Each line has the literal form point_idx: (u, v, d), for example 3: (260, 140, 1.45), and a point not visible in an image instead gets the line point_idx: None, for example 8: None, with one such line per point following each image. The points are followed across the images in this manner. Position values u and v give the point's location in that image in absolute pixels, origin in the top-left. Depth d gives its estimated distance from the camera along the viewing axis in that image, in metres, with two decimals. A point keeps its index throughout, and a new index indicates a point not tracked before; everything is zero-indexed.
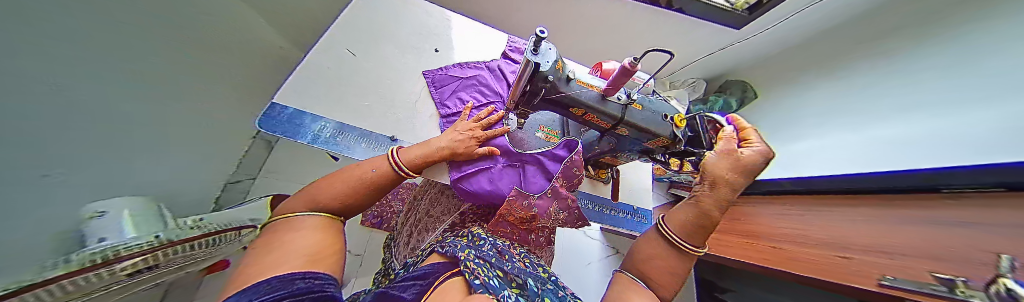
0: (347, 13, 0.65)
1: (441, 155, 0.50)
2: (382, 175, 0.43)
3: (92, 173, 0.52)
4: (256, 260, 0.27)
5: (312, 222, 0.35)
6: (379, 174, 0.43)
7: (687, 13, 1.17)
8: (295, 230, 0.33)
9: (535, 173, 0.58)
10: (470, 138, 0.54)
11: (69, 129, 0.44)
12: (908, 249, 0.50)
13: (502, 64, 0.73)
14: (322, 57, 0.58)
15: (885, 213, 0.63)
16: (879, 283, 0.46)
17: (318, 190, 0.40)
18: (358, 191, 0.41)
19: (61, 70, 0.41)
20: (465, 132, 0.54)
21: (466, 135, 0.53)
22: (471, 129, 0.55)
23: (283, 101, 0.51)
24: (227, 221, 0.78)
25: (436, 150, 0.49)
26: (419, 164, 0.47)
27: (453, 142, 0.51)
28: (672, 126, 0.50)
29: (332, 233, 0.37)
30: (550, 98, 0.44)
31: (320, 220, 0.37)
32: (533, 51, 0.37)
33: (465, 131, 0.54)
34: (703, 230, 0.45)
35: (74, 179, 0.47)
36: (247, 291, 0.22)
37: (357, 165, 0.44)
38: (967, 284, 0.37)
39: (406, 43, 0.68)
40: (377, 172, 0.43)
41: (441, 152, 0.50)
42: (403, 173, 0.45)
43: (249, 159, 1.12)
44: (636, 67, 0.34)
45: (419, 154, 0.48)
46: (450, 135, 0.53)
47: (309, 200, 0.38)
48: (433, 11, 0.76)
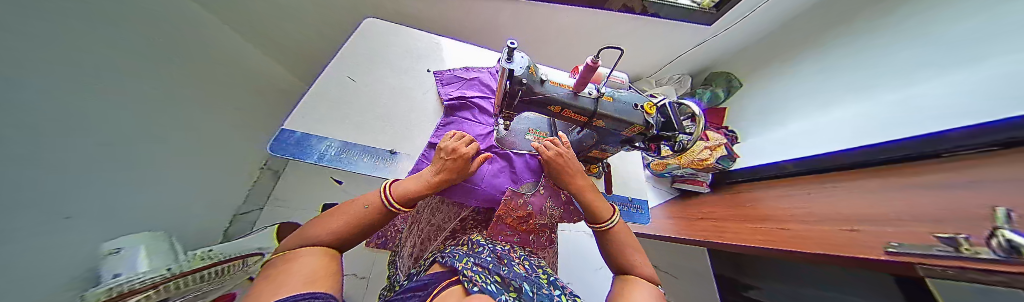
0: (347, 45, 0.72)
1: (431, 188, 0.50)
2: (374, 210, 0.45)
3: (99, 214, 0.53)
4: (262, 289, 0.28)
5: (310, 250, 0.36)
6: (370, 210, 0.45)
7: (660, 16, 1.24)
8: (294, 261, 0.33)
9: (501, 171, 0.61)
10: (457, 162, 0.53)
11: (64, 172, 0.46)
12: (914, 215, 0.48)
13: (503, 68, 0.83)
14: (325, 84, 0.63)
15: (886, 183, 0.62)
16: (888, 252, 0.44)
17: (308, 229, 0.40)
18: (351, 227, 0.42)
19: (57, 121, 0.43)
20: (451, 158, 0.53)
21: (453, 160, 0.52)
22: (456, 149, 0.52)
23: (293, 126, 0.55)
24: (230, 251, 0.79)
25: (425, 184, 0.49)
26: (411, 198, 0.48)
27: (439, 172, 0.51)
28: (643, 113, 0.52)
29: (329, 262, 0.37)
30: (527, 99, 0.47)
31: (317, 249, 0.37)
32: (507, 60, 0.41)
33: (446, 157, 0.51)
34: (589, 208, 0.53)
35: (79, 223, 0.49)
36: None
37: (342, 206, 0.45)
38: (969, 242, 0.36)
39: (402, 65, 0.74)
40: (369, 208, 0.45)
41: (431, 183, 0.50)
42: (395, 209, 0.46)
43: (256, 190, 1.15)
44: (597, 64, 0.38)
45: (410, 189, 0.48)
46: (435, 164, 0.52)
47: (300, 238, 0.38)
48: (424, 36, 0.84)
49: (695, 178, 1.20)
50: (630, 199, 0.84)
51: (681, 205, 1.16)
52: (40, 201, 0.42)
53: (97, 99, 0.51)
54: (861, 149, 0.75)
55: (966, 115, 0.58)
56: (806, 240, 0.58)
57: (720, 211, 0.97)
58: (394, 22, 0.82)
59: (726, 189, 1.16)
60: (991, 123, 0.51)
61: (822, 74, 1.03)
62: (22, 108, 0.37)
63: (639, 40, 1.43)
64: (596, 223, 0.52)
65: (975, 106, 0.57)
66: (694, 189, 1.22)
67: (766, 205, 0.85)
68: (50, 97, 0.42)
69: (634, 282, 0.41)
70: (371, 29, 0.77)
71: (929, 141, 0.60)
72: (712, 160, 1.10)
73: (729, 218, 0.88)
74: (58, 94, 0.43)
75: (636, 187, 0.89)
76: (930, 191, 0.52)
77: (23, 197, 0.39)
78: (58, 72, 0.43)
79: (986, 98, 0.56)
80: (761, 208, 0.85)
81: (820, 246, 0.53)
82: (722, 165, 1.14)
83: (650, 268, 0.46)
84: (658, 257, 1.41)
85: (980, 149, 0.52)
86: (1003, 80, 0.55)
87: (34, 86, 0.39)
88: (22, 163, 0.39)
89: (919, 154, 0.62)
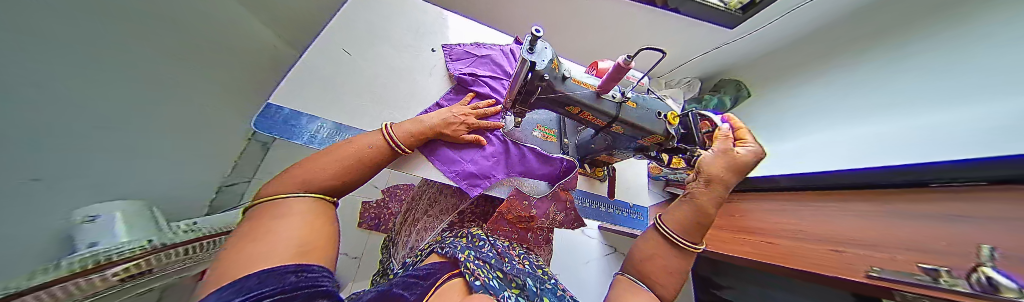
0: (343, 13, 0.65)
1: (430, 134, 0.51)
2: (376, 154, 0.43)
3: (80, 178, 0.50)
4: (242, 250, 0.25)
5: (298, 205, 0.33)
6: (372, 153, 0.43)
7: (680, 13, 1.19)
8: (281, 216, 0.31)
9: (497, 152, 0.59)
10: (460, 122, 0.55)
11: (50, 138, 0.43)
12: (895, 243, 0.51)
13: (515, 48, 0.80)
14: (317, 57, 0.58)
15: (874, 209, 0.64)
16: (868, 275, 0.47)
17: (302, 172, 0.37)
18: (350, 173, 0.40)
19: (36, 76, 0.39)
20: (458, 116, 0.55)
21: (458, 118, 0.54)
22: (465, 113, 0.56)
23: (278, 102, 0.51)
24: (219, 225, 0.76)
25: (426, 129, 0.50)
26: (409, 142, 0.48)
27: (443, 122, 0.52)
28: (665, 123, 0.50)
29: (322, 218, 0.35)
30: (546, 96, 0.45)
31: (311, 201, 0.35)
32: (528, 51, 0.38)
33: (458, 114, 0.55)
34: (696, 226, 0.45)
35: (60, 188, 0.46)
36: (234, 285, 0.20)
37: (341, 144, 0.42)
38: (950, 274, 0.39)
39: (403, 43, 0.68)
40: (372, 152, 0.43)
41: (429, 131, 0.51)
42: (397, 150, 0.46)
43: (243, 160, 1.10)
44: (630, 65, 0.35)
45: (409, 130, 0.48)
46: (442, 115, 0.54)
47: (292, 183, 0.35)
48: (428, 10, 0.77)
49: None
50: (628, 205, 0.84)
51: None
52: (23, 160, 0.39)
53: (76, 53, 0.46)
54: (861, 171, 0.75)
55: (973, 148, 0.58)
56: (791, 257, 0.60)
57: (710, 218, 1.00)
58: None
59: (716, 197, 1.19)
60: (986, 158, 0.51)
61: (832, 95, 1.03)
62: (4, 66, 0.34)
63: (654, 38, 1.38)
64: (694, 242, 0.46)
65: (981, 143, 0.57)
66: None
67: (757, 218, 0.87)
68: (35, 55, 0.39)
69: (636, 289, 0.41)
70: None
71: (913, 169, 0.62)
72: None
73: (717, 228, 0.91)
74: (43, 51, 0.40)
75: (634, 191, 0.89)
76: (914, 221, 0.54)
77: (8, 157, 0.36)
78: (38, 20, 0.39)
79: (992, 133, 0.56)
80: (751, 220, 0.88)
81: (809, 264, 0.55)
82: None
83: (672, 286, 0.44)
84: None
85: (973, 180, 0.51)
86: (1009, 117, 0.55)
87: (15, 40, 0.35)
88: (14, 124, 0.36)
89: (906, 180, 0.63)
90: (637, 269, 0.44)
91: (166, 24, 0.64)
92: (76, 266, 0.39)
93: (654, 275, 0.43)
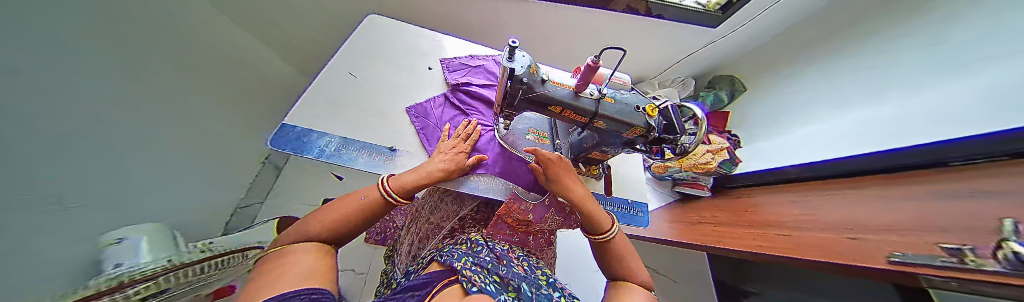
0: (349, 41, 0.72)
1: (433, 176, 0.52)
2: (374, 201, 0.45)
3: (113, 204, 0.55)
4: (257, 285, 0.27)
5: (307, 247, 0.35)
6: (370, 202, 0.45)
7: (664, 17, 1.22)
8: (291, 256, 0.33)
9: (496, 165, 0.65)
10: (457, 154, 0.57)
11: (53, 141, 0.42)
12: (914, 226, 0.48)
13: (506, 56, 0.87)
14: (328, 80, 0.63)
15: (890, 193, 0.61)
16: (889, 261, 0.44)
17: (306, 224, 0.39)
18: (352, 220, 0.42)
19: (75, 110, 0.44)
20: (449, 151, 0.58)
21: (452, 153, 0.57)
22: (454, 146, 0.59)
23: (293, 122, 0.55)
24: (234, 245, 0.81)
25: (428, 173, 0.51)
26: (410, 188, 0.48)
27: (443, 162, 0.54)
28: (645, 115, 0.52)
29: (327, 256, 0.36)
30: (527, 98, 0.47)
31: (315, 245, 0.37)
32: (508, 59, 0.41)
33: (450, 150, 0.57)
34: (588, 218, 0.52)
35: (93, 214, 0.50)
36: None
37: (343, 198, 0.45)
38: (975, 254, 0.36)
39: (403, 62, 0.74)
40: (368, 199, 0.45)
41: (434, 173, 0.52)
42: (395, 200, 0.46)
43: (257, 184, 1.16)
44: (597, 64, 0.37)
45: (410, 179, 0.49)
46: (438, 157, 0.56)
47: (297, 233, 0.38)
48: (425, 33, 0.84)
49: (696, 181, 1.19)
50: (628, 202, 0.81)
51: (681, 207, 1.15)
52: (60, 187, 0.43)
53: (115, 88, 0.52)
54: (871, 156, 0.74)
55: (966, 124, 0.58)
56: (806, 248, 0.57)
57: (721, 215, 0.97)
58: (394, 19, 0.82)
59: (726, 194, 1.16)
60: (1000, 132, 0.50)
61: (828, 80, 1.01)
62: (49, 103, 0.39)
63: (643, 42, 1.42)
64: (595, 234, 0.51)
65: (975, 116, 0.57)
66: (695, 193, 1.21)
67: (770, 211, 0.83)
68: (65, 86, 0.43)
69: (627, 286, 0.42)
70: (372, 26, 0.77)
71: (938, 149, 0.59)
72: (713, 164, 1.08)
73: (729, 224, 0.87)
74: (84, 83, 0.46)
75: (638, 190, 0.87)
76: (933, 202, 0.51)
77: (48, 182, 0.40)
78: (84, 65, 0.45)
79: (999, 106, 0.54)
80: (763, 214, 0.84)
81: (825, 255, 0.52)
82: (724, 170, 1.12)
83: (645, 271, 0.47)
84: (656, 261, 1.40)
85: (997, 157, 0.50)
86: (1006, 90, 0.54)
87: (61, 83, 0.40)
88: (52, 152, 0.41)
89: (921, 162, 0.62)
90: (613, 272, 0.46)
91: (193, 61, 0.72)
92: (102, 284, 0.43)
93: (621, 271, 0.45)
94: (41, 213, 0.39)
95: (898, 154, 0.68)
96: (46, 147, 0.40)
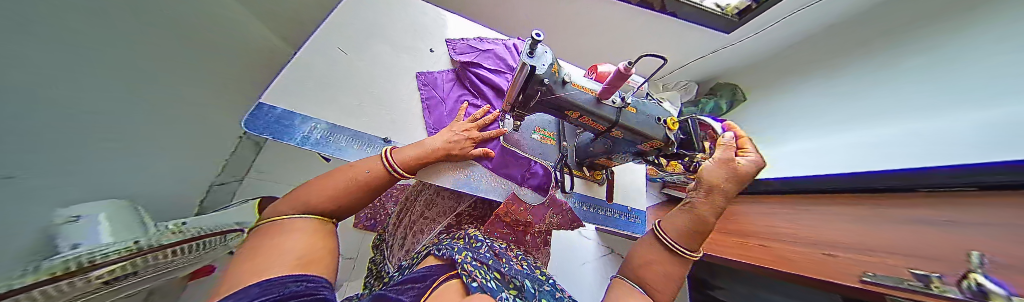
0: (339, 11, 0.63)
1: (435, 155, 0.49)
2: (378, 176, 0.41)
3: (82, 176, 0.50)
4: (247, 264, 0.24)
5: (305, 223, 0.32)
6: (372, 176, 0.41)
7: (679, 16, 1.17)
8: (286, 234, 0.30)
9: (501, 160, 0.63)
10: (465, 139, 0.55)
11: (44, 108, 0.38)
12: (886, 247, 0.53)
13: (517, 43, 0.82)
14: (314, 56, 0.56)
15: (864, 212, 0.66)
16: (861, 280, 0.48)
17: (308, 192, 0.36)
18: (355, 194, 0.39)
19: (59, 71, 0.40)
20: (460, 132, 0.55)
21: (461, 135, 0.54)
22: (466, 129, 0.56)
23: (271, 101, 0.49)
24: (210, 226, 0.75)
25: (431, 150, 0.48)
26: (411, 165, 0.46)
27: (448, 143, 0.51)
28: (665, 129, 0.50)
29: (327, 238, 0.34)
30: (545, 100, 0.44)
31: (313, 222, 0.33)
32: (529, 54, 0.37)
33: (461, 131, 0.54)
34: (689, 232, 0.43)
35: (60, 185, 0.45)
36: (238, 292, 0.19)
37: (347, 166, 0.41)
38: (941, 280, 0.40)
39: (402, 42, 0.67)
40: (371, 174, 0.41)
41: (436, 151, 0.49)
42: (397, 174, 0.43)
43: (236, 159, 1.09)
44: (630, 71, 0.35)
45: (411, 155, 0.46)
46: (445, 135, 0.53)
47: (299, 202, 0.34)
48: (428, 10, 0.76)
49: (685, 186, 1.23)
50: (628, 209, 0.82)
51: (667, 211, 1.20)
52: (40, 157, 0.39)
53: (94, 48, 0.46)
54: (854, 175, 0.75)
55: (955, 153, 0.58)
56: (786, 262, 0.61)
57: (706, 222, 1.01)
58: None
59: None
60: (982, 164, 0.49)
61: (823, 98, 1.04)
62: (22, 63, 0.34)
63: (653, 42, 1.39)
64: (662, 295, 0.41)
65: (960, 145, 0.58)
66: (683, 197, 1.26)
67: (751, 221, 0.88)
68: (65, 45, 0.40)
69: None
70: None
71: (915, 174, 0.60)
72: None
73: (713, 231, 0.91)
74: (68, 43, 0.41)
75: (636, 196, 0.88)
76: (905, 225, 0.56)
77: (29, 152, 0.37)
78: (65, 15, 0.39)
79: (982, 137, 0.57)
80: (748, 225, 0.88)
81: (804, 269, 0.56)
82: None
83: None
84: None
85: (960, 187, 0.52)
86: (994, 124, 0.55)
87: (45, 41, 0.36)
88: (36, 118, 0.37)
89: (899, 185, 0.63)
90: (641, 278, 0.40)
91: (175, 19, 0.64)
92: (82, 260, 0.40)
93: (654, 286, 0.40)
94: (26, 184, 0.37)
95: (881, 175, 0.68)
96: (36, 116, 0.37)
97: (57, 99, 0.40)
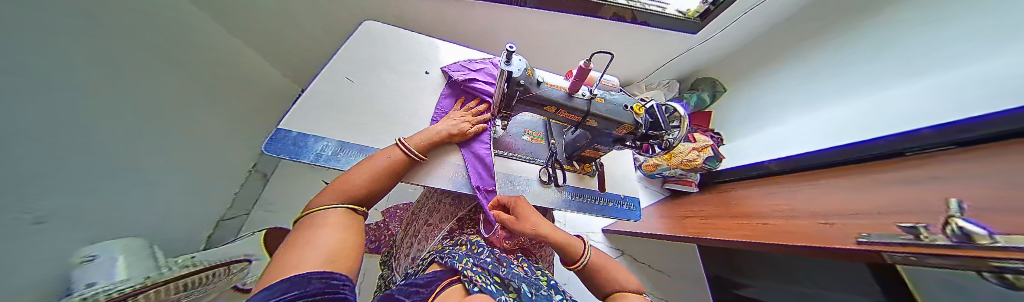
0: (345, 47, 0.72)
1: (441, 136, 0.58)
2: (397, 159, 0.49)
3: (59, 225, 0.49)
4: (282, 258, 0.26)
5: (337, 217, 0.34)
6: (393, 159, 0.48)
7: (650, 24, 1.29)
8: (316, 229, 0.31)
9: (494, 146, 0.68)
10: (462, 121, 0.64)
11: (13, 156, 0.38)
12: (884, 210, 0.52)
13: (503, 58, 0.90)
14: (325, 85, 0.63)
15: (858, 182, 0.67)
16: (859, 241, 0.48)
17: (343, 186, 0.40)
18: (379, 178, 0.45)
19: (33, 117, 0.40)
20: (458, 119, 0.65)
21: (460, 120, 0.64)
22: (463, 116, 0.66)
23: (288, 126, 0.54)
24: (214, 258, 0.77)
25: (438, 132, 0.58)
26: (423, 146, 0.54)
27: (451, 127, 0.61)
28: (633, 114, 0.56)
29: (356, 229, 0.36)
30: (524, 99, 0.49)
31: (344, 215, 0.36)
32: (506, 62, 0.43)
33: (459, 118, 0.64)
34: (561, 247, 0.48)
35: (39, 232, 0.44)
36: (272, 288, 0.20)
37: (370, 158, 0.47)
38: (928, 230, 0.41)
39: (401, 68, 0.75)
40: (392, 157, 0.48)
41: (442, 133, 0.59)
42: (415, 155, 0.51)
43: (243, 195, 1.12)
44: (591, 67, 0.41)
45: (422, 139, 0.55)
46: (447, 122, 0.62)
47: (336, 194, 0.38)
48: (422, 39, 0.85)
49: (685, 178, 1.24)
50: (624, 198, 0.82)
51: (671, 204, 1.21)
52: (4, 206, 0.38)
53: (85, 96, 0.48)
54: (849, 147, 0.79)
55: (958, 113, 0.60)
56: (788, 235, 0.60)
57: (709, 209, 1.01)
58: (389, 25, 0.83)
59: (713, 189, 1.21)
60: (997, 114, 0.51)
61: (802, 81, 1.11)
62: None
63: (631, 48, 1.48)
64: (571, 263, 0.46)
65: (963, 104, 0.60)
66: (684, 189, 1.26)
67: (751, 202, 0.89)
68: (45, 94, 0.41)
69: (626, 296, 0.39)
70: (368, 33, 0.78)
71: (925, 134, 0.62)
72: (699, 161, 1.12)
73: (715, 216, 0.91)
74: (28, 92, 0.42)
75: (631, 184, 0.88)
76: (901, 188, 0.56)
77: None
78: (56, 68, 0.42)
79: (975, 95, 0.59)
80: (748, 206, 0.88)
81: (803, 239, 0.56)
82: (709, 166, 1.15)
83: (637, 283, 0.44)
84: None
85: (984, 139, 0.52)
86: (989, 79, 0.58)
87: None
88: None
89: (907, 149, 0.65)
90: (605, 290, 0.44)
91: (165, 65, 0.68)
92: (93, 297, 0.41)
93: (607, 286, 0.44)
94: None
95: (878, 144, 0.72)
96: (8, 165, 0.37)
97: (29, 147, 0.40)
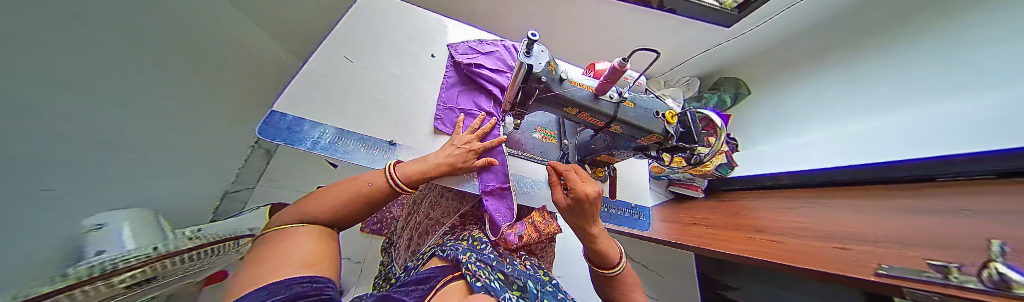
0: (345, 21, 0.66)
1: (437, 169, 0.50)
2: (378, 188, 0.43)
3: (118, 186, 0.53)
4: (253, 269, 0.26)
5: (306, 232, 0.33)
6: (372, 188, 0.42)
7: (679, 13, 1.18)
8: (286, 241, 0.31)
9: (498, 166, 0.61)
10: (466, 151, 0.55)
11: (79, 122, 0.41)
12: (905, 238, 0.51)
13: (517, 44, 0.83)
14: (323, 64, 0.59)
15: (880, 205, 0.65)
16: (876, 273, 0.46)
17: (308, 204, 0.38)
18: (353, 204, 0.40)
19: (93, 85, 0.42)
20: (461, 146, 0.56)
21: (463, 148, 0.55)
22: (467, 142, 0.56)
23: (283, 110, 0.51)
24: (223, 232, 0.78)
25: (433, 165, 0.49)
26: (414, 179, 0.47)
27: (449, 157, 0.52)
28: (664, 122, 0.53)
29: (328, 241, 0.35)
30: (544, 97, 0.46)
31: (313, 229, 0.35)
32: (526, 55, 0.39)
33: (462, 145, 0.55)
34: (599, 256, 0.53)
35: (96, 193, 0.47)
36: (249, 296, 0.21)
37: (347, 179, 0.43)
38: (960, 270, 0.38)
39: (405, 50, 0.70)
40: (372, 186, 0.42)
41: (439, 166, 0.50)
42: (400, 188, 0.45)
43: (247, 168, 1.12)
44: (625, 67, 0.38)
45: (414, 170, 0.47)
46: (446, 150, 0.54)
47: (299, 213, 0.36)
48: (429, 17, 0.78)
49: (691, 183, 1.22)
50: (633, 207, 0.81)
51: (674, 208, 1.20)
52: (72, 168, 0.41)
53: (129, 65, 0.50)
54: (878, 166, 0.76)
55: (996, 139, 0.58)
56: (797, 255, 0.59)
57: (714, 218, 0.99)
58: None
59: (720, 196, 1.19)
60: None
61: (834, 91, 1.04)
62: (69, 79, 0.37)
63: (656, 38, 1.36)
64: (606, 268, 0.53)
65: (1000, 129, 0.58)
66: (689, 193, 1.24)
67: (758, 215, 0.88)
68: (99, 61, 0.42)
69: None
70: (371, 7, 0.71)
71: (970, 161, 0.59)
72: (711, 166, 1.09)
73: (721, 227, 0.90)
74: (110, 76, 0.46)
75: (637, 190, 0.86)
76: (925, 216, 0.54)
77: (63, 165, 0.39)
78: (104, 36, 0.43)
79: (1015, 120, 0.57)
80: (757, 219, 0.86)
81: (814, 262, 0.54)
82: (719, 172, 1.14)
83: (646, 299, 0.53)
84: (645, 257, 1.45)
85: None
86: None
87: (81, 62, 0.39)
88: (71, 132, 0.39)
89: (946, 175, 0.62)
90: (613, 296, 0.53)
91: (192, 34, 0.67)
92: (105, 265, 0.42)
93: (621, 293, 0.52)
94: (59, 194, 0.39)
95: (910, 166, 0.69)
96: (74, 129, 0.40)
97: (92, 114, 0.42)
